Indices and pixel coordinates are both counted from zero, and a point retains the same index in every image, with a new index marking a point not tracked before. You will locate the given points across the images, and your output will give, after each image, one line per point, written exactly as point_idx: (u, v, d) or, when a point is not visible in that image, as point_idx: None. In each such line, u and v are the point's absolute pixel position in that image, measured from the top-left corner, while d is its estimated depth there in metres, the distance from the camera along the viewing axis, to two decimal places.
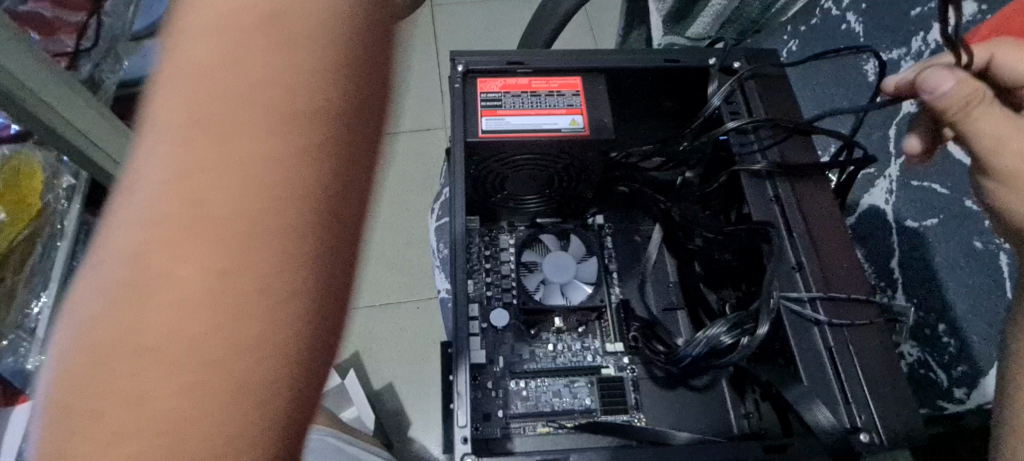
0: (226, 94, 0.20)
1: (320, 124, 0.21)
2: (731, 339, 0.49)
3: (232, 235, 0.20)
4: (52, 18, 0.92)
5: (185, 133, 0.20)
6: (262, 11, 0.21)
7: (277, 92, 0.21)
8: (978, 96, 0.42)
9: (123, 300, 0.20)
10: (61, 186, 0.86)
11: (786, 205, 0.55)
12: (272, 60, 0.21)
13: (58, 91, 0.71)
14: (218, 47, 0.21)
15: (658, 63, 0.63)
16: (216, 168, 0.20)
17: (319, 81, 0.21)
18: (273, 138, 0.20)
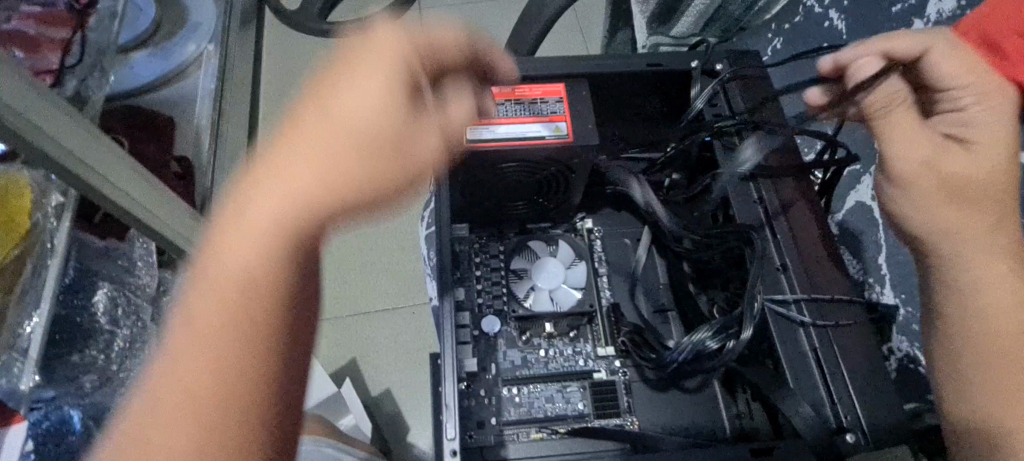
0: (221, 295, 0.35)
1: (279, 305, 0.36)
2: (716, 343, 0.50)
3: (219, 375, 0.34)
4: (36, 36, 0.92)
5: (198, 317, 0.35)
6: (242, 245, 0.37)
7: (253, 287, 0.36)
8: (896, 101, 0.51)
9: (152, 414, 0.33)
10: (48, 207, 0.81)
11: (769, 207, 0.56)
12: (249, 270, 0.36)
13: (45, 110, 0.71)
14: (219, 266, 0.36)
15: (641, 67, 0.63)
16: (210, 338, 0.34)
17: (278, 281, 0.36)
18: (248, 315, 0.35)
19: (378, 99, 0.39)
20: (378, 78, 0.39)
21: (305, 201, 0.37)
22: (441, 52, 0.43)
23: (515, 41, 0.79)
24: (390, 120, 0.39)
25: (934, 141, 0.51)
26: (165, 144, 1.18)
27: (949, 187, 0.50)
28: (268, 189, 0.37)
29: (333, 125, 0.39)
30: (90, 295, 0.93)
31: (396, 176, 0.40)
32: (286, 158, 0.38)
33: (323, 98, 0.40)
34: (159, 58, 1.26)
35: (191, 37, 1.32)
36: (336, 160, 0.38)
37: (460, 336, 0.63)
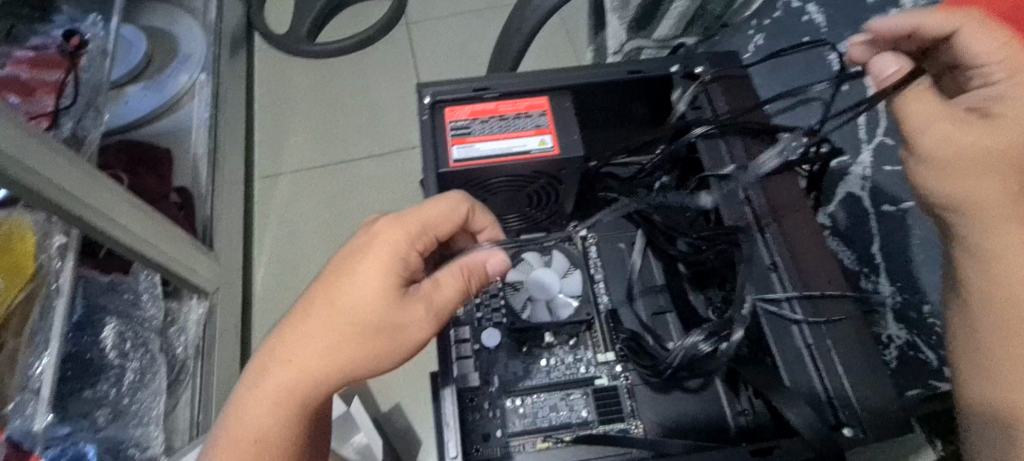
0: (251, 414, 0.49)
1: (290, 427, 0.49)
2: (710, 346, 0.49)
3: None
4: (29, 79, 0.93)
5: (235, 431, 0.49)
6: (270, 376, 0.50)
7: (271, 415, 0.49)
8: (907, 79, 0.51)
9: None
10: (51, 247, 0.82)
11: (757, 207, 0.57)
12: (270, 399, 0.49)
13: (38, 153, 0.72)
14: (252, 393, 0.50)
15: (622, 75, 0.63)
16: (241, 448, 0.49)
17: (290, 409, 0.49)
18: (266, 434, 0.49)
19: (376, 291, 0.50)
20: (381, 272, 0.51)
21: (311, 370, 0.49)
22: (434, 228, 0.54)
23: (499, 55, 0.80)
24: (384, 306, 0.50)
25: (962, 117, 0.48)
26: (163, 176, 1.20)
27: (973, 162, 0.47)
28: (288, 353, 0.50)
29: (341, 307, 0.50)
30: (97, 330, 0.93)
31: (387, 349, 0.51)
32: (305, 328, 0.50)
33: (338, 279, 0.52)
34: (153, 92, 1.29)
35: (182, 69, 1.35)
36: (342, 332, 0.50)
37: (461, 351, 0.65)
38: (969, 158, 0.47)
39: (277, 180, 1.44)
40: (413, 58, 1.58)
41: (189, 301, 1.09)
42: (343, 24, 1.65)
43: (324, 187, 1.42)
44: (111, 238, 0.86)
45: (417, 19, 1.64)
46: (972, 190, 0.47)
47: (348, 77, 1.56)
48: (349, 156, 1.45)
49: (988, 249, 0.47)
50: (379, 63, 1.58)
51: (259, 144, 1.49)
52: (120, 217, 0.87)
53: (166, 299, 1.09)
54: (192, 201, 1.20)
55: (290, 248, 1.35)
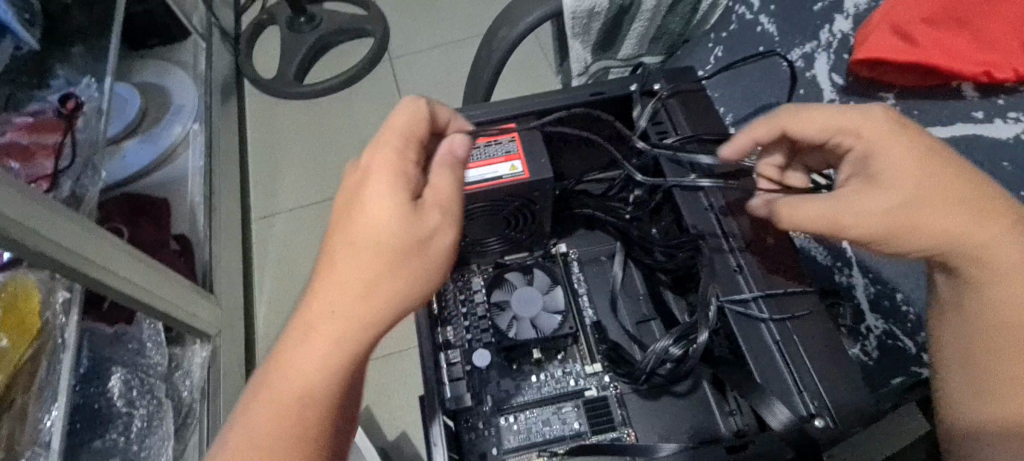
0: (292, 362, 0.46)
1: (336, 365, 0.46)
2: (679, 349, 0.53)
3: (296, 426, 0.45)
4: (29, 145, 0.98)
5: (277, 386, 0.46)
6: (306, 322, 0.47)
7: (315, 357, 0.45)
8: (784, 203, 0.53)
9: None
10: (56, 303, 0.85)
11: (719, 213, 0.60)
12: (310, 343, 0.46)
13: (40, 215, 0.76)
14: (291, 343, 0.46)
15: (583, 99, 0.68)
16: (288, 400, 0.45)
17: (334, 345, 0.46)
18: (312, 379, 0.45)
19: (388, 212, 0.48)
20: (387, 190, 0.48)
21: (348, 311, 0.46)
22: (417, 135, 0.51)
23: (472, 86, 0.83)
24: (404, 226, 0.48)
25: (866, 186, 0.49)
26: (163, 225, 1.24)
27: (898, 229, 0.47)
28: (320, 303, 0.47)
29: (358, 235, 0.48)
30: (104, 380, 0.96)
31: (416, 267, 0.49)
32: (332, 266, 0.48)
33: (348, 214, 0.49)
34: (149, 144, 1.34)
35: (176, 120, 1.39)
36: (366, 258, 0.47)
37: (452, 373, 0.67)
38: (896, 225, 0.47)
39: (273, 219, 1.48)
40: (398, 91, 1.63)
41: (192, 346, 1.12)
42: (329, 63, 1.70)
43: (319, 223, 1.45)
44: (113, 290, 0.89)
45: (399, 54, 1.70)
46: (920, 243, 0.47)
47: (337, 115, 1.61)
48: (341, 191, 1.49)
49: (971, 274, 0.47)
50: (365, 99, 1.63)
51: (255, 186, 1.53)
52: (121, 269, 0.90)
53: (170, 345, 1.11)
54: (191, 247, 1.24)
55: (289, 286, 1.38)
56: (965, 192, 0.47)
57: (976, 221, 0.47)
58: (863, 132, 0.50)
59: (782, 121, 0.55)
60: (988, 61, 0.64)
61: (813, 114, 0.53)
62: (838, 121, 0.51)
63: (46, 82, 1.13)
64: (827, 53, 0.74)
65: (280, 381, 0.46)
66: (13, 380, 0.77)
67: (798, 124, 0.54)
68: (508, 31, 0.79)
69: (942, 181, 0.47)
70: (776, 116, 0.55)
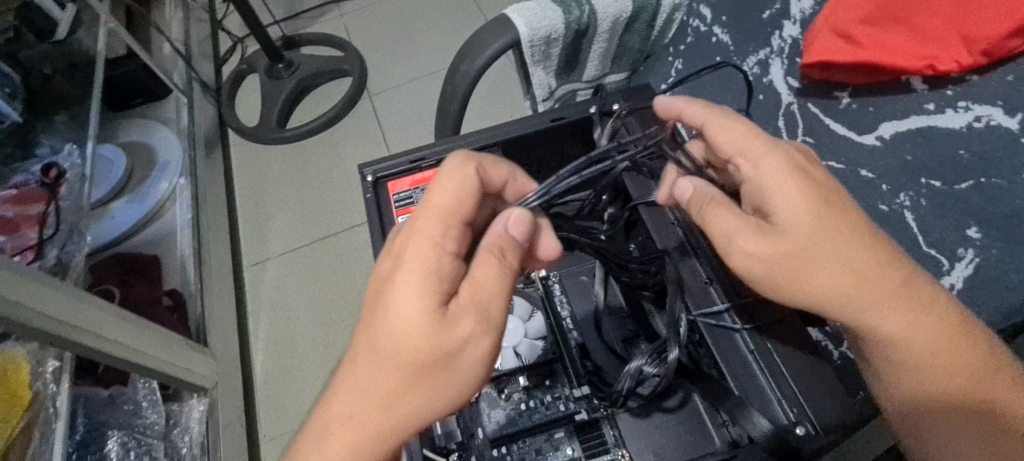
0: (318, 453, 0.48)
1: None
2: (654, 367, 0.53)
3: None
4: (14, 216, 1.00)
5: None
6: (335, 415, 0.48)
7: (336, 456, 0.47)
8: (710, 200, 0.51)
9: None
10: (46, 372, 0.85)
11: (686, 227, 0.60)
12: (336, 437, 0.48)
13: (27, 287, 0.77)
14: (319, 433, 0.48)
15: (545, 124, 0.69)
16: None
17: (355, 447, 0.47)
18: None
19: (419, 320, 0.46)
20: (418, 295, 0.47)
21: (384, 416, 0.47)
22: (456, 213, 0.48)
23: (440, 120, 0.85)
24: (437, 338, 0.46)
25: (753, 226, 0.49)
26: (154, 282, 1.25)
27: (784, 278, 0.47)
28: (357, 404, 0.48)
29: (389, 338, 0.47)
30: (102, 444, 0.96)
31: (445, 377, 0.48)
32: (364, 363, 0.48)
33: (382, 315, 0.48)
34: (137, 203, 1.36)
35: (162, 177, 1.42)
36: (395, 366, 0.47)
37: None
38: (778, 275, 0.47)
39: (264, 265, 1.48)
40: (379, 127, 1.66)
41: (189, 400, 1.12)
42: (310, 106, 1.73)
43: (310, 265, 1.46)
44: (105, 354, 0.90)
45: (378, 90, 1.73)
46: (802, 299, 0.47)
47: (320, 155, 1.63)
48: (331, 231, 1.50)
49: (882, 330, 0.47)
50: (347, 138, 1.65)
51: (244, 234, 1.54)
52: (110, 332, 0.90)
53: (167, 402, 1.11)
54: (183, 301, 1.25)
55: (285, 329, 1.38)
56: (858, 251, 0.46)
57: (863, 285, 0.46)
58: (764, 165, 0.49)
59: (706, 117, 0.52)
60: (931, 55, 0.66)
61: (729, 129, 0.51)
62: (746, 146, 0.50)
63: (31, 153, 1.15)
64: (781, 57, 0.76)
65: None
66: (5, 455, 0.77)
67: (716, 127, 0.51)
68: (470, 64, 0.81)
69: (830, 242, 0.47)
70: (699, 111, 0.52)
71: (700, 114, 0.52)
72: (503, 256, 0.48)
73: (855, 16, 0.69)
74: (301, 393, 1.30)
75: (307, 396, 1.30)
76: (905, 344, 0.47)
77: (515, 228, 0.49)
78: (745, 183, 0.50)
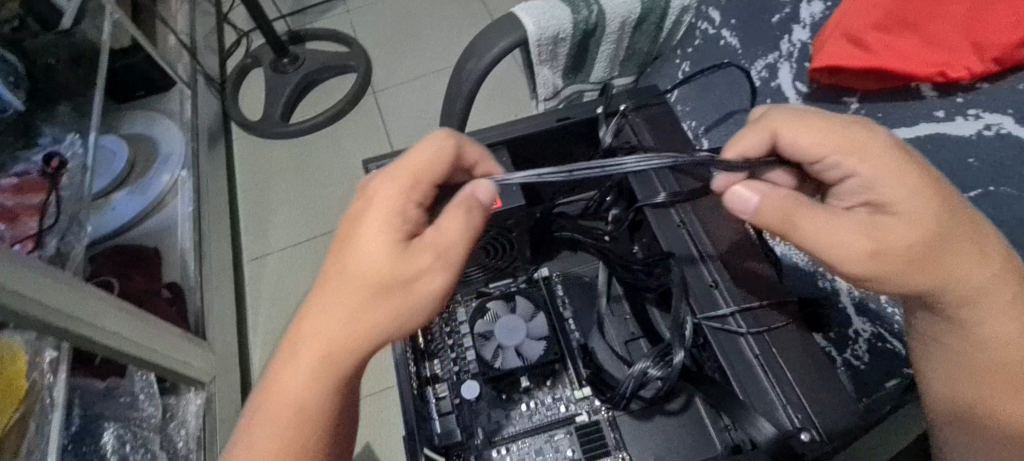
0: (271, 398, 0.45)
1: (312, 413, 0.45)
2: (658, 370, 0.53)
3: None
4: (13, 206, 0.99)
5: (254, 421, 0.46)
6: (289, 360, 0.46)
7: (290, 400, 0.45)
8: (787, 203, 0.47)
9: None
10: (43, 363, 0.84)
11: (692, 229, 0.59)
12: (287, 382, 0.45)
13: (27, 278, 0.76)
14: (273, 380, 0.46)
15: (550, 123, 0.68)
16: (260, 440, 0.45)
17: (309, 393, 0.45)
18: (283, 424, 0.45)
19: (379, 252, 0.46)
20: (381, 231, 0.46)
21: (331, 347, 0.45)
22: (427, 170, 0.48)
23: (445, 118, 0.84)
24: (395, 267, 0.46)
25: (861, 220, 0.46)
26: (154, 275, 1.24)
27: (911, 265, 0.45)
28: (306, 335, 0.46)
29: (349, 273, 0.46)
30: (98, 437, 0.95)
31: (403, 312, 0.46)
32: (320, 302, 0.46)
33: (343, 247, 0.47)
34: (138, 195, 1.36)
35: (164, 169, 1.41)
36: (354, 300, 0.46)
37: (442, 407, 0.68)
38: (906, 263, 0.45)
39: (265, 260, 1.48)
40: (382, 124, 1.65)
41: (186, 394, 1.11)
42: (314, 101, 1.72)
43: (310, 261, 1.46)
44: (104, 347, 0.89)
45: (381, 87, 1.72)
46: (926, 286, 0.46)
47: (323, 151, 1.63)
48: (331, 227, 1.50)
49: (994, 315, 0.46)
50: (350, 135, 1.64)
51: (246, 228, 1.53)
52: (109, 324, 0.89)
53: (165, 395, 1.10)
54: (183, 294, 1.24)
55: (283, 324, 1.38)
56: (965, 239, 0.46)
57: (972, 271, 0.45)
58: (869, 160, 0.46)
59: (778, 124, 0.49)
60: (942, 62, 0.64)
61: (817, 127, 0.48)
62: (844, 140, 0.47)
63: (33, 142, 1.14)
64: (789, 61, 0.76)
65: (259, 416, 0.46)
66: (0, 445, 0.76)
67: (794, 134, 0.49)
68: (476, 62, 0.81)
69: (949, 230, 0.45)
70: (772, 119, 0.50)
71: (783, 115, 0.49)
72: (470, 211, 0.48)
73: (868, 19, 0.68)
74: None
75: None
76: (1006, 336, 0.46)
77: (483, 195, 0.49)
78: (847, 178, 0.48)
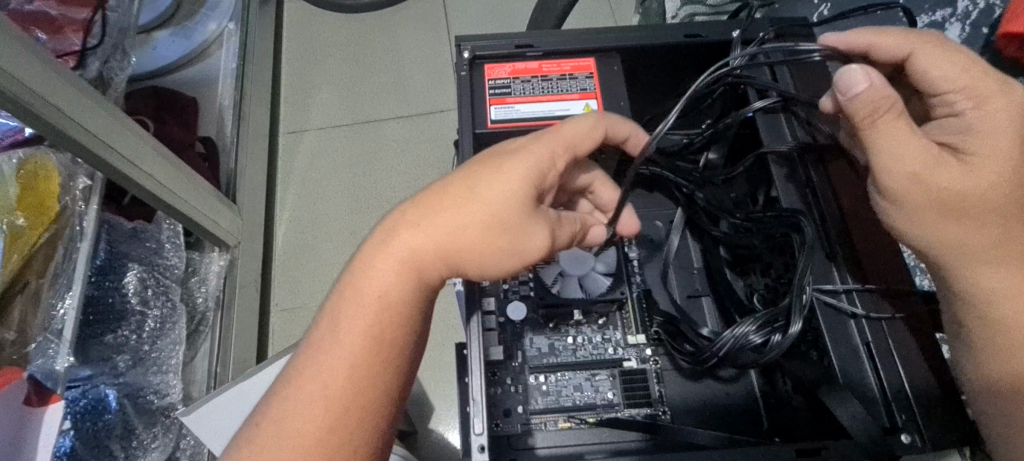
0: (357, 294, 0.45)
1: (397, 320, 0.45)
2: (761, 338, 0.49)
3: (341, 359, 0.43)
4: (58, 17, 0.91)
5: (336, 310, 0.45)
6: (383, 262, 0.45)
7: (376, 299, 0.45)
8: (884, 105, 0.44)
9: (288, 375, 0.45)
10: (76, 190, 0.82)
11: (818, 189, 0.54)
12: (378, 281, 0.45)
13: (65, 94, 0.70)
14: (357, 275, 0.46)
15: (678, 40, 0.61)
16: (339, 331, 0.44)
17: (402, 301, 0.45)
18: (365, 322, 0.44)
19: (506, 191, 0.45)
20: (516, 174, 0.45)
21: (432, 257, 0.45)
22: (577, 148, 0.48)
23: (540, 14, 0.75)
24: (514, 211, 0.45)
25: (930, 153, 0.46)
26: (189, 125, 1.18)
27: (952, 210, 0.46)
28: (407, 237, 0.46)
29: (472, 202, 0.46)
30: (120, 276, 0.94)
31: (508, 257, 0.46)
32: (427, 217, 0.46)
33: (469, 172, 0.47)
34: (181, 38, 1.27)
35: (211, 16, 1.32)
36: (464, 228, 0.45)
37: (486, 323, 0.61)
38: (944, 207, 0.46)
39: (302, 136, 1.41)
40: (445, 15, 1.52)
41: (210, 253, 1.09)
42: None
43: (350, 144, 1.39)
44: (133, 183, 0.84)
45: None
46: (953, 237, 0.47)
47: (378, 33, 1.52)
48: (376, 116, 1.42)
49: (1001, 288, 0.47)
50: (410, 21, 1.52)
51: (285, 98, 1.46)
52: (144, 164, 0.85)
53: (189, 250, 1.09)
54: (216, 152, 1.20)
55: (314, 204, 1.34)
56: (1007, 219, 0.47)
57: (995, 248, 0.47)
58: (987, 110, 0.47)
59: (922, 45, 0.49)
60: None
61: (955, 64, 0.48)
62: (975, 85, 0.47)
63: None
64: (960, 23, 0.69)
65: (341, 307, 0.45)
66: (26, 263, 0.75)
67: (928, 59, 0.49)
68: None
69: (993, 195, 0.46)
70: (915, 37, 0.49)
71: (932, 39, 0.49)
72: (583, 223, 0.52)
73: None
74: (318, 273, 1.26)
75: (324, 276, 1.26)
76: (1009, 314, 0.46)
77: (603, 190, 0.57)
78: (949, 117, 0.49)
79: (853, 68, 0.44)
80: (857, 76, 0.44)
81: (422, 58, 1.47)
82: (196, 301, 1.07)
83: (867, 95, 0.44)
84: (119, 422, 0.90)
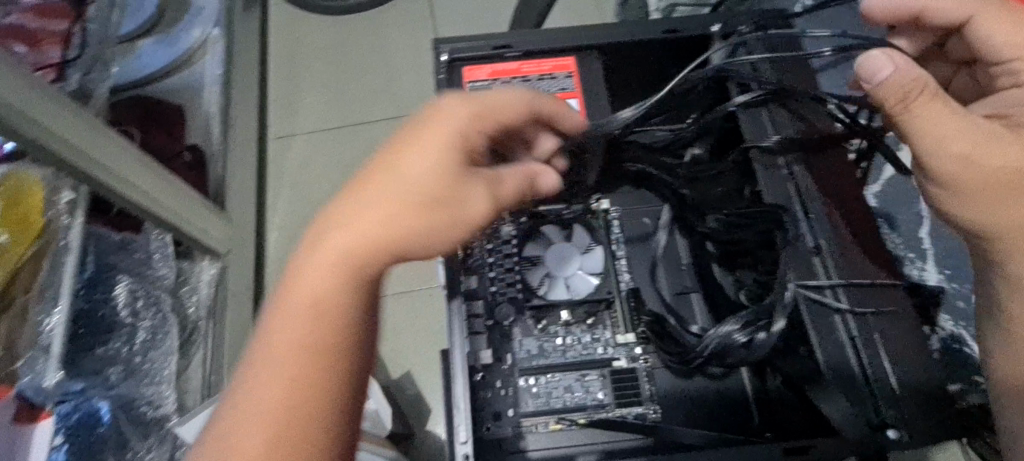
0: (290, 302, 0.41)
1: (344, 316, 0.41)
2: (745, 336, 0.48)
3: (284, 372, 0.39)
4: (36, 29, 0.90)
5: (269, 326, 0.41)
6: (312, 263, 0.41)
7: (313, 300, 0.41)
8: (916, 87, 0.45)
9: (224, 408, 0.40)
10: (60, 204, 0.81)
11: (801, 182, 0.54)
12: (310, 284, 0.41)
13: (46, 108, 0.69)
14: (287, 283, 0.42)
15: (658, 36, 0.60)
16: (276, 345, 0.40)
17: (343, 297, 0.41)
18: (304, 328, 0.40)
19: (433, 161, 0.44)
20: (440, 143, 0.44)
21: (368, 243, 0.42)
22: (502, 111, 0.47)
23: (521, 14, 0.74)
24: (446, 179, 0.44)
25: (980, 131, 0.46)
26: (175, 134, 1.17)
27: (1012, 188, 0.46)
28: (335, 231, 0.42)
29: (397, 179, 0.43)
30: (109, 288, 0.93)
31: (450, 225, 0.44)
32: (353, 205, 0.43)
33: (387, 156, 0.44)
34: (165, 45, 1.25)
35: (195, 22, 1.31)
36: (396, 206, 0.43)
37: (473, 326, 0.61)
38: (1003, 185, 0.46)
39: (291, 141, 1.41)
40: (431, 14, 1.51)
41: (201, 261, 1.09)
42: None
43: (339, 147, 1.38)
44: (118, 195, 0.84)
45: None
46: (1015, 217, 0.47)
47: (365, 34, 1.51)
48: (365, 118, 1.41)
49: None
50: (396, 21, 1.51)
51: (273, 102, 1.45)
52: (128, 175, 0.84)
53: (178, 259, 1.09)
54: (204, 160, 1.20)
55: (305, 209, 1.33)
56: None
57: None
58: None
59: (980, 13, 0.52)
60: None
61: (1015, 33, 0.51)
62: None
63: None
64: None
65: (275, 321, 0.41)
66: (11, 279, 0.75)
67: (988, 25, 0.52)
68: None
69: None
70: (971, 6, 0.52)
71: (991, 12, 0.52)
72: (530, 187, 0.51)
73: None
74: None
75: None
76: None
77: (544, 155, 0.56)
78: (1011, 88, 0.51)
79: (876, 53, 0.47)
80: (881, 62, 0.46)
81: (410, 57, 1.46)
82: (188, 311, 1.06)
83: (893, 80, 0.46)
84: (112, 433, 0.89)
